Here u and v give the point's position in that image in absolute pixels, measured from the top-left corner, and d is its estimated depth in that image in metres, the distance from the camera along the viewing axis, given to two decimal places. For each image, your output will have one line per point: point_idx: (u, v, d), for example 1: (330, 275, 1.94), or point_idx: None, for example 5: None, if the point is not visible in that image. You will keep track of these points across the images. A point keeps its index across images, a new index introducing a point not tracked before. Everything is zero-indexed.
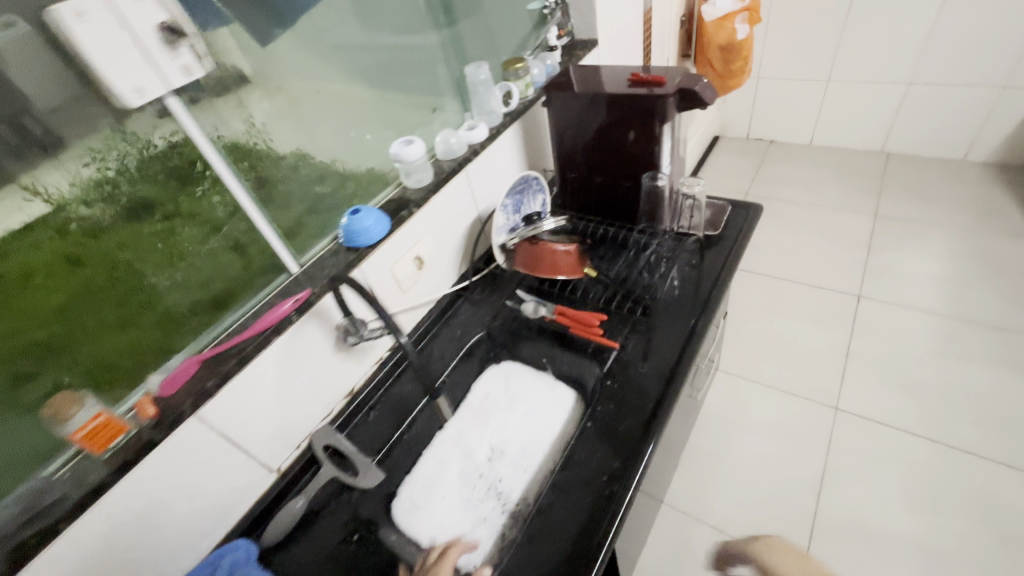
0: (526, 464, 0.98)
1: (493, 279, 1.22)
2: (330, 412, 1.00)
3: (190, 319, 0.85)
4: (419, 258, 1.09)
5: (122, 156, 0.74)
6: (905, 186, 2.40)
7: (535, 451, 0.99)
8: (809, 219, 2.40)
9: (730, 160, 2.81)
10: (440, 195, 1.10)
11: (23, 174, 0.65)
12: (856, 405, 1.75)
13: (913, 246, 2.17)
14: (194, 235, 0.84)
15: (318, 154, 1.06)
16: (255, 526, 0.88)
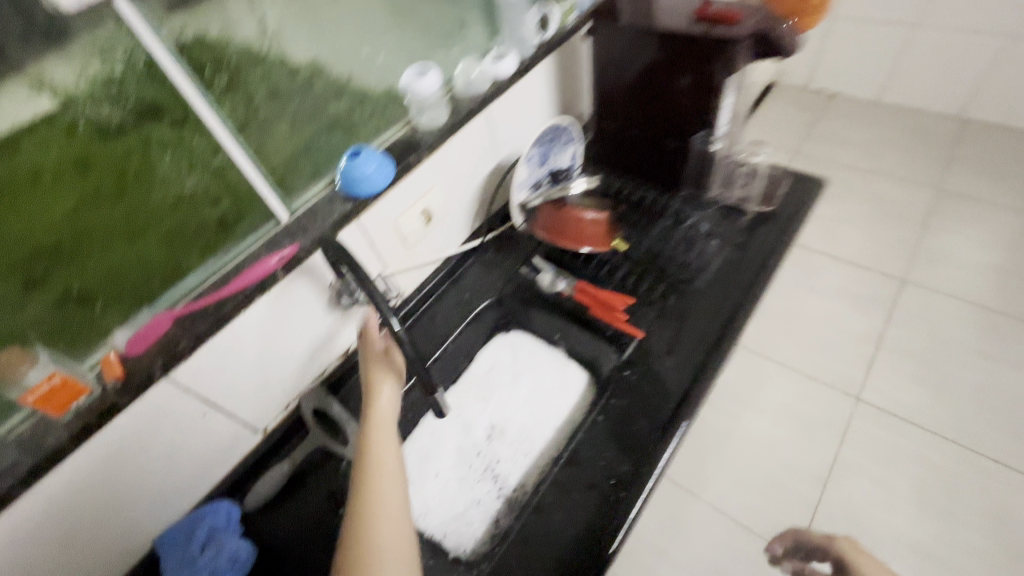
0: (527, 447, 0.91)
1: (509, 240, 1.10)
2: (322, 372, 0.92)
3: (197, 239, 0.78)
4: (427, 213, 0.96)
5: (127, 54, 0.62)
6: (990, 151, 2.02)
7: (538, 436, 0.92)
8: (871, 184, 2.05)
9: (796, 105, 2.34)
10: (455, 141, 0.95)
11: (29, 68, 0.61)
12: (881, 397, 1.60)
13: (988, 225, 1.85)
14: (204, 146, 0.72)
15: (335, 66, 0.94)
16: (240, 486, 0.85)
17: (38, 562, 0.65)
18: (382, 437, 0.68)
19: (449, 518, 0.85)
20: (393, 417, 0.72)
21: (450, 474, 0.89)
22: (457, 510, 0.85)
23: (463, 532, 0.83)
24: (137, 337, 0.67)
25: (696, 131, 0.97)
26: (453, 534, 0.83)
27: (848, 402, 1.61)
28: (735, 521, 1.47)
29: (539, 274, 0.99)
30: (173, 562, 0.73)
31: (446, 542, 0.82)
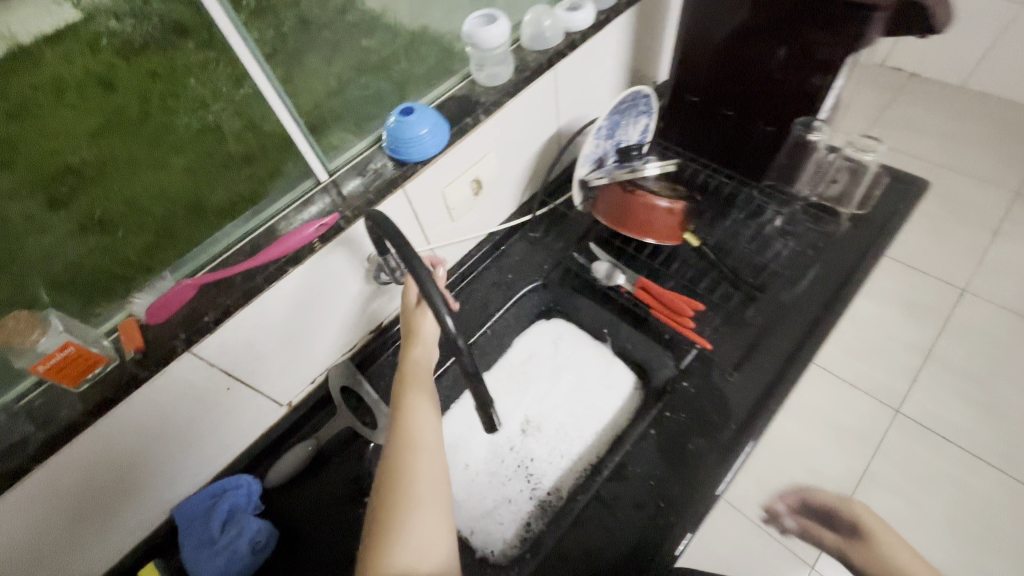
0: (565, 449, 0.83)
1: (558, 220, 1.00)
2: (352, 346, 0.86)
3: None
4: (476, 183, 0.85)
5: None
6: None
7: (575, 438, 0.84)
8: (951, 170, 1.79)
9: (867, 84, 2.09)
10: (517, 103, 0.83)
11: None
12: (924, 410, 1.36)
13: None
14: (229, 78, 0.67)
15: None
16: (261, 462, 0.81)
17: (43, 535, 0.61)
18: (415, 402, 0.63)
19: (477, 515, 0.79)
20: (429, 380, 0.66)
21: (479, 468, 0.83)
22: (483, 509, 0.80)
23: (487, 532, 0.78)
24: (159, 306, 0.61)
25: (796, 115, 0.84)
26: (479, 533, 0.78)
27: (885, 414, 1.37)
28: (750, 521, 1.29)
29: (594, 263, 0.91)
30: (193, 535, 0.70)
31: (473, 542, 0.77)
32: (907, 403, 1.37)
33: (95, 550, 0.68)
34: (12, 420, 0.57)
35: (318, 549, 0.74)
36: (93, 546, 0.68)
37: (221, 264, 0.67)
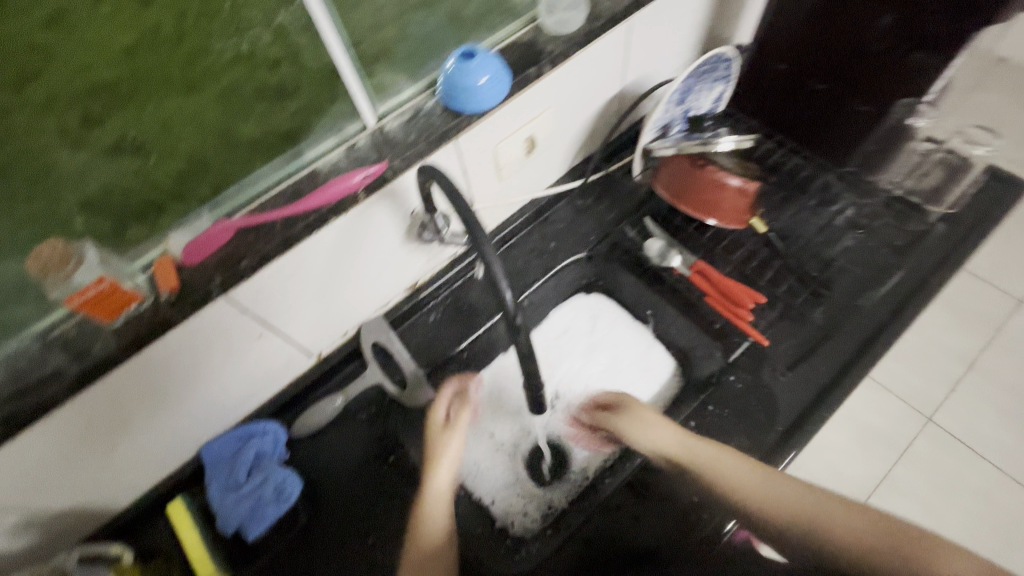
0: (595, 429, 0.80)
1: (610, 189, 0.93)
2: (386, 303, 0.83)
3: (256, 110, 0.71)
4: (530, 141, 0.79)
5: None
6: None
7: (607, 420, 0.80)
8: None
9: None
10: (585, 56, 0.74)
11: None
12: (958, 419, 1.18)
13: None
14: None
15: None
16: (288, 410, 0.80)
17: (73, 463, 0.61)
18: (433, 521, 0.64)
19: (498, 487, 0.77)
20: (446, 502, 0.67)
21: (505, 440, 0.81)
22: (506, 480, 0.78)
23: (508, 506, 0.76)
24: (196, 246, 0.58)
25: (899, 95, 0.74)
26: (500, 505, 0.76)
27: (913, 422, 1.18)
28: None
29: (646, 241, 0.85)
30: (221, 479, 0.70)
31: (495, 513, 0.76)
32: (939, 412, 1.19)
33: (123, 481, 0.69)
34: (45, 351, 0.55)
35: (340, 503, 0.74)
36: (121, 477, 0.68)
37: (261, 207, 0.63)
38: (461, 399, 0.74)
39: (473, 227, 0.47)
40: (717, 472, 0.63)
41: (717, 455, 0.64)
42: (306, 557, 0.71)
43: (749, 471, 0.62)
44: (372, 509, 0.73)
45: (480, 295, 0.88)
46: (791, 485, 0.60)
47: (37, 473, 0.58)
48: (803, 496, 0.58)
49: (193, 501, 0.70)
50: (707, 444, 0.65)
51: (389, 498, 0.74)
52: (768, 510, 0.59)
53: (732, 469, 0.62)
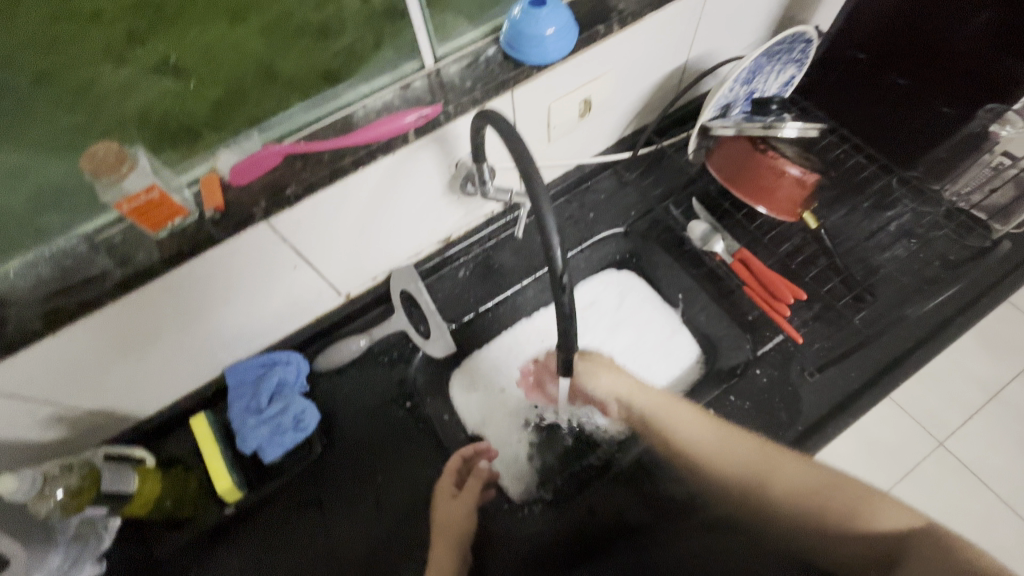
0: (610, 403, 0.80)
1: (657, 166, 0.90)
2: (418, 252, 0.83)
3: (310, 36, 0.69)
4: (586, 104, 0.76)
5: None
6: None
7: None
8: None
9: None
10: (658, 20, 0.71)
11: None
12: (975, 450, 1.06)
13: None
14: None
15: None
16: (311, 345, 0.81)
17: (106, 367, 0.63)
18: None
19: (507, 445, 0.78)
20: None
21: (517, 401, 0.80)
22: (513, 440, 0.78)
23: (513, 468, 0.76)
24: (244, 167, 0.58)
25: (985, 100, 0.71)
26: (506, 463, 0.76)
27: (925, 443, 1.06)
28: None
29: (691, 223, 0.83)
30: (242, 400, 0.71)
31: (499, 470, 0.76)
32: (951, 439, 1.06)
33: (149, 391, 0.71)
34: (91, 253, 0.57)
35: (353, 440, 0.76)
36: (148, 387, 0.70)
37: (310, 136, 0.62)
38: (472, 471, 0.73)
39: (534, 186, 0.45)
40: (680, 433, 0.69)
41: (679, 416, 0.69)
42: (316, 487, 0.73)
43: (705, 426, 0.68)
44: (384, 449, 0.75)
45: (512, 257, 0.87)
46: (746, 445, 0.66)
47: (72, 371, 0.60)
48: (756, 451, 0.66)
49: (213, 419, 0.72)
50: (669, 401, 0.71)
51: (402, 441, 0.76)
52: (726, 465, 0.67)
53: (693, 429, 0.68)
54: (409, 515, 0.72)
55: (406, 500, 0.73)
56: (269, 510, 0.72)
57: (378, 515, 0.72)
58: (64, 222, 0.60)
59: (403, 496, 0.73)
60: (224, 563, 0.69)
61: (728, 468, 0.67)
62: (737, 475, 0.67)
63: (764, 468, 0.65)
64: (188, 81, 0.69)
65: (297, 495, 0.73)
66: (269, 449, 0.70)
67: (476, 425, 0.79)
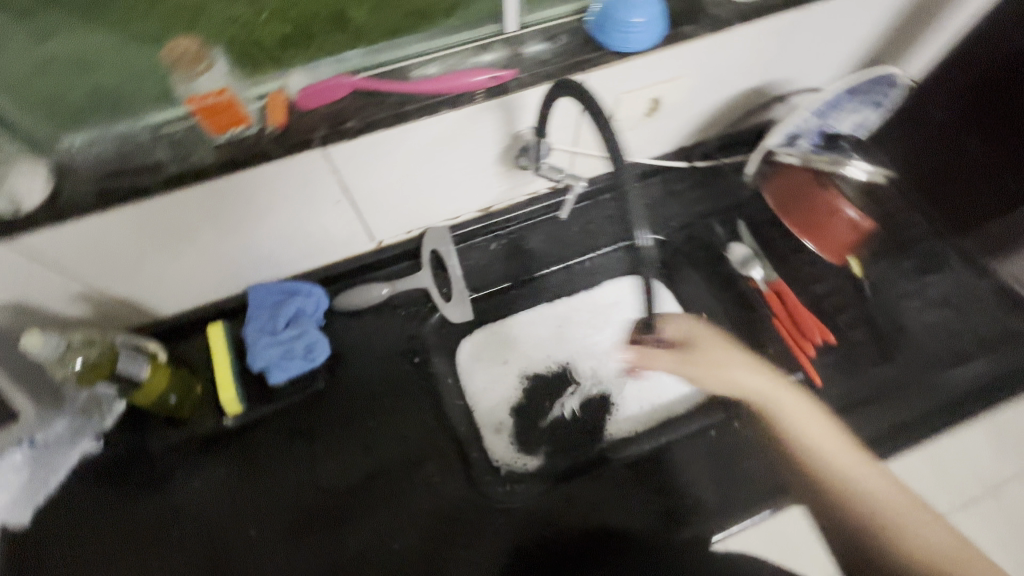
0: (615, 400, 0.79)
1: (708, 183, 0.89)
2: (456, 216, 0.83)
3: None
4: (656, 103, 0.75)
5: None
6: None
7: (629, 397, 0.79)
8: None
9: None
10: (749, 34, 0.69)
11: None
12: None
13: None
14: None
15: None
16: (334, 283, 0.82)
17: (141, 256, 0.64)
18: None
19: (502, 424, 0.77)
20: None
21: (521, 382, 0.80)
22: (506, 419, 0.77)
23: (502, 449, 0.75)
24: (314, 91, 0.59)
25: None
26: (494, 441, 0.76)
27: None
28: None
29: (729, 244, 0.83)
30: (257, 321, 0.72)
31: (489, 446, 0.75)
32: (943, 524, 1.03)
33: (173, 292, 0.73)
34: (154, 142, 0.58)
35: (354, 385, 0.77)
36: (174, 286, 0.72)
37: (383, 76, 0.63)
38: None
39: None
40: (798, 431, 0.65)
41: (807, 417, 0.66)
42: (310, 419, 0.74)
43: (843, 451, 0.64)
44: (382, 399, 0.76)
45: (545, 241, 0.87)
46: (876, 480, 0.63)
47: (109, 252, 0.62)
48: (877, 485, 0.62)
49: (229, 334, 0.72)
50: (801, 399, 0.67)
51: (400, 394, 0.76)
52: (841, 479, 0.63)
53: (822, 436, 0.65)
54: (395, 465, 0.73)
55: (394, 450, 0.73)
56: (259, 432, 0.73)
57: (362, 459, 0.73)
58: (132, 111, 0.61)
59: (390, 446, 0.74)
60: (206, 472, 0.71)
61: (842, 486, 0.62)
62: (841, 491, 0.62)
63: (888, 513, 0.61)
64: (264, 5, 0.67)
65: (288, 424, 0.74)
66: (277, 372, 0.71)
67: (475, 398, 0.78)
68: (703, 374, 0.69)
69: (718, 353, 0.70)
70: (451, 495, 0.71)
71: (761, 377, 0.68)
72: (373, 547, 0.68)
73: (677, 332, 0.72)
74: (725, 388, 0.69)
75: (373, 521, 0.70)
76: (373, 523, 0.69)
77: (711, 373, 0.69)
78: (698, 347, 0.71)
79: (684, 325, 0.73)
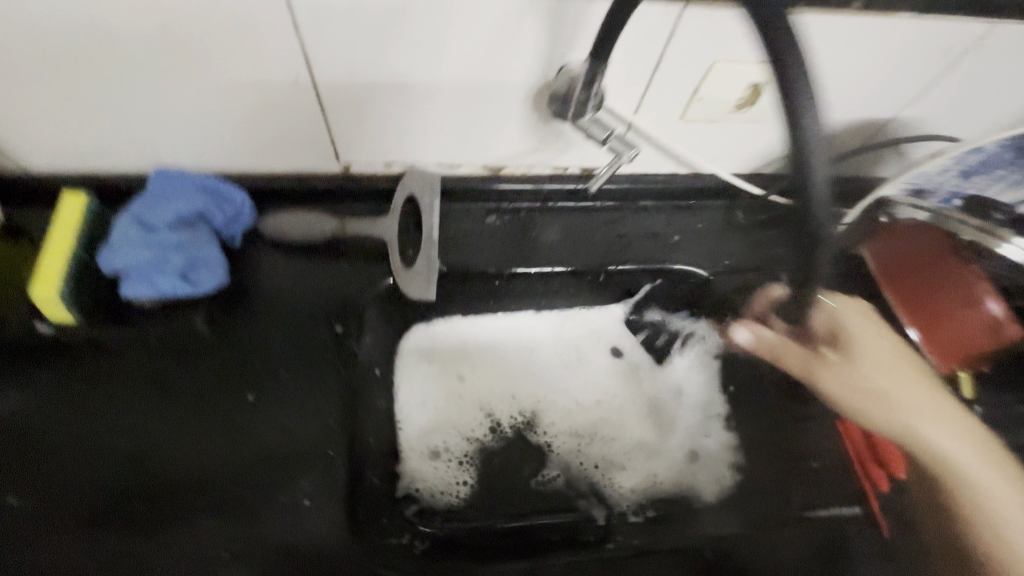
0: (591, 449, 0.66)
1: (777, 230, 0.69)
2: (455, 166, 0.63)
3: None
4: (755, 91, 0.55)
5: None
6: None
7: (600, 453, 0.66)
8: None
9: None
10: (918, 28, 0.49)
11: None
12: None
13: None
14: None
15: None
16: (272, 202, 0.62)
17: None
18: None
19: (443, 449, 0.63)
20: None
21: (476, 406, 0.66)
22: (450, 446, 0.64)
23: (434, 476, 0.61)
24: None
25: None
26: (427, 469, 0.61)
27: None
28: None
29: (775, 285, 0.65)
30: (142, 207, 0.51)
31: (405, 467, 0.60)
32: None
33: (47, 139, 0.53)
34: None
35: (237, 339, 0.55)
36: (56, 125, 0.52)
37: None
38: None
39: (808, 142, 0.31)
40: (944, 457, 0.51)
41: (965, 438, 0.52)
42: (166, 363, 0.53)
43: (997, 480, 0.51)
44: (264, 372, 0.54)
45: (560, 234, 0.66)
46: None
47: None
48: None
49: (93, 210, 0.51)
50: (955, 421, 0.52)
51: (290, 372, 0.54)
52: (982, 514, 0.50)
53: (976, 464, 0.51)
54: (254, 464, 0.50)
55: (262, 442, 0.51)
56: (91, 365, 0.52)
57: (209, 444, 0.50)
58: None
59: (252, 441, 0.51)
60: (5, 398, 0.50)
61: (972, 519, 0.50)
62: (977, 527, 0.50)
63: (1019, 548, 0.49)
64: None
65: (124, 370, 0.52)
66: (134, 284, 0.50)
67: (408, 408, 0.63)
68: (846, 381, 0.55)
69: (868, 368, 0.54)
70: (316, 533, 0.48)
71: (937, 420, 0.52)
72: None
73: (825, 323, 0.57)
74: (869, 405, 0.53)
75: (187, 542, 0.47)
76: (195, 542, 0.47)
77: (841, 385, 0.54)
78: (852, 351, 0.55)
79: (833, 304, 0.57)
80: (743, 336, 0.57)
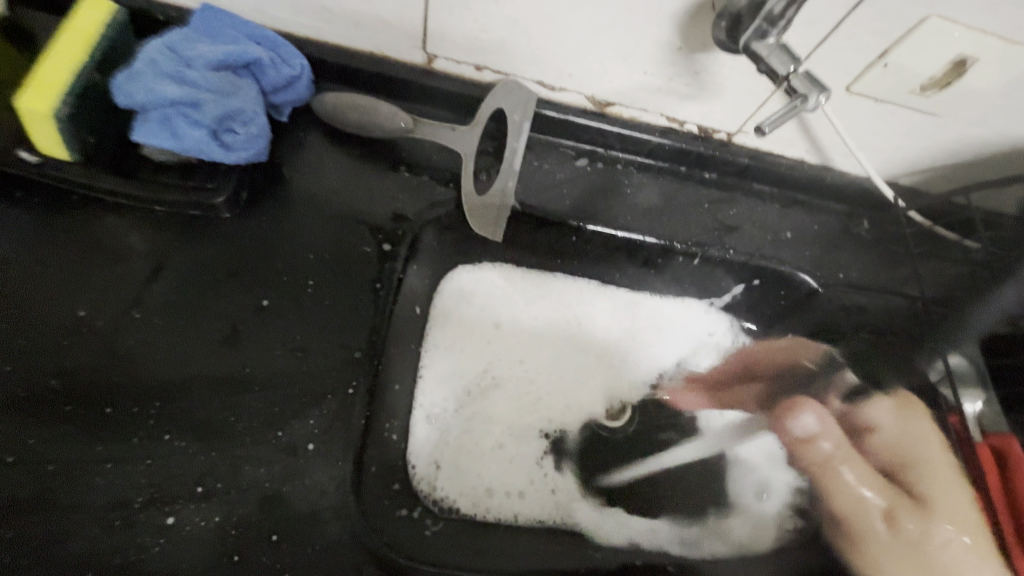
0: (449, 478, 0.48)
1: (901, 252, 0.59)
2: (558, 89, 0.52)
3: None
4: (956, 69, 0.44)
5: None
6: None
7: (470, 478, 0.49)
8: None
9: None
10: None
11: None
12: None
13: None
14: None
15: None
16: (335, 84, 0.51)
17: None
18: None
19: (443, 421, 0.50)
20: None
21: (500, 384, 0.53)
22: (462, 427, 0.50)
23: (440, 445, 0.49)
24: None
25: None
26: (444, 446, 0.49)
27: None
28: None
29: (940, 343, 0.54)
30: (180, 39, 0.41)
31: (412, 440, 0.47)
32: None
33: None
34: None
35: (260, 229, 0.45)
36: None
37: None
38: None
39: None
40: None
41: None
42: (173, 241, 0.43)
43: None
44: (284, 276, 0.44)
45: (656, 199, 0.56)
46: None
47: None
48: None
49: (120, 30, 0.41)
50: None
51: (318, 282, 0.44)
52: None
53: None
54: (256, 385, 0.40)
55: (269, 361, 0.41)
56: (85, 222, 0.42)
57: (202, 350, 0.41)
58: None
59: (254, 357, 0.41)
60: None
61: None
62: None
63: None
64: None
65: (123, 239, 0.42)
66: (150, 128, 0.40)
67: (432, 361, 0.51)
68: (900, 532, 0.43)
69: (941, 520, 0.43)
70: (313, 487, 0.39)
71: None
72: (122, 507, 0.36)
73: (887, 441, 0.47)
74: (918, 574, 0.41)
75: (153, 462, 0.37)
76: (164, 464, 0.37)
77: (889, 539, 0.43)
78: (915, 473, 0.45)
79: (906, 417, 0.48)
80: (790, 419, 0.48)
